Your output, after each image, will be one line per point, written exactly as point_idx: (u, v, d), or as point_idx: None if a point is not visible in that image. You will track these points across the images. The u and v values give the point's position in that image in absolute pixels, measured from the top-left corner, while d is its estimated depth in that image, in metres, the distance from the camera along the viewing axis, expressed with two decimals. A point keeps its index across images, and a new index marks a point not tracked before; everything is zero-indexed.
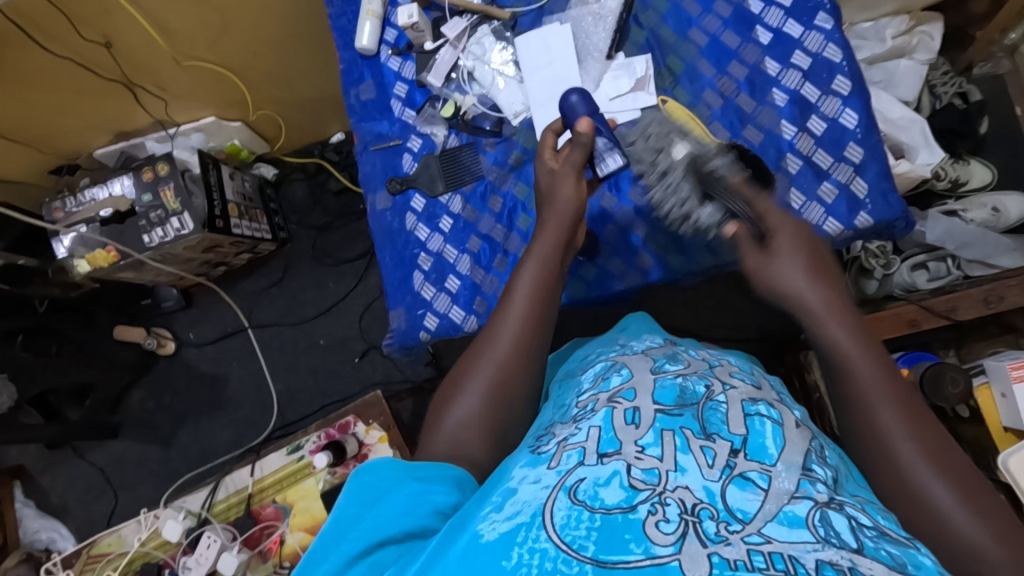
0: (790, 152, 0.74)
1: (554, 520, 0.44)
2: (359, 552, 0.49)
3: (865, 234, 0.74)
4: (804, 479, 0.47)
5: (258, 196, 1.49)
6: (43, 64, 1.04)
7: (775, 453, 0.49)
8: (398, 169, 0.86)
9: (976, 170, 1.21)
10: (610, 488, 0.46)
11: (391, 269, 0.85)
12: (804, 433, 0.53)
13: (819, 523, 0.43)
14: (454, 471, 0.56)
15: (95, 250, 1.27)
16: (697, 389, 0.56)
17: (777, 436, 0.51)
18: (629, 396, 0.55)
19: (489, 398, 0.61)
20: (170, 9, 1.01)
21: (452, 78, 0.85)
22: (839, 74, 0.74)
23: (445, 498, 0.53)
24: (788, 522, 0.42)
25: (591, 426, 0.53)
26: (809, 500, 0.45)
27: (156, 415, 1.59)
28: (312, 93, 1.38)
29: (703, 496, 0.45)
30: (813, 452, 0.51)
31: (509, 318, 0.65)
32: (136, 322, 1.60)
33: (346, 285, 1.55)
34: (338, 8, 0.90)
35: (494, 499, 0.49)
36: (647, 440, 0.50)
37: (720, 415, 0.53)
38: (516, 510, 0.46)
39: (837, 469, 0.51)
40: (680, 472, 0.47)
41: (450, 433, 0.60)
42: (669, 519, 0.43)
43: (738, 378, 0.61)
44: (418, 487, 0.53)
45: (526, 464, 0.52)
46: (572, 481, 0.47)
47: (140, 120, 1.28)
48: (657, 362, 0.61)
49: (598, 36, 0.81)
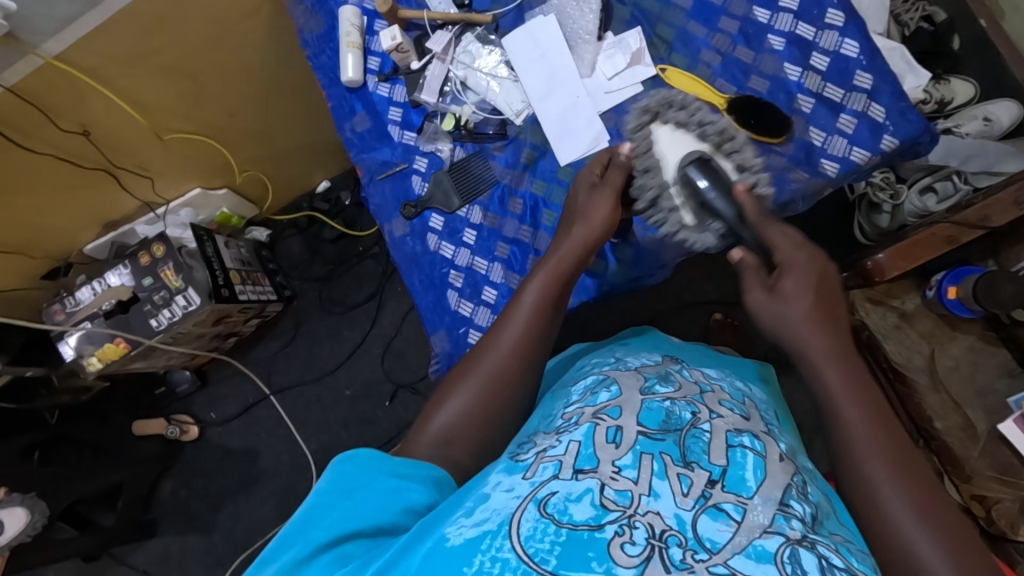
0: (799, 93, 0.74)
1: (520, 531, 0.47)
2: (328, 541, 0.51)
3: (891, 158, 0.73)
4: (778, 515, 0.49)
5: (255, 259, 1.46)
6: (24, 166, 1.00)
7: (752, 487, 0.51)
8: (410, 193, 0.84)
9: (958, 86, 1.23)
10: (581, 505, 0.48)
11: (422, 293, 0.82)
12: (786, 467, 0.56)
13: (787, 559, 0.45)
14: (434, 471, 0.57)
15: (104, 344, 1.23)
16: (683, 415, 0.58)
17: (758, 468, 0.53)
18: (613, 414, 0.57)
19: (479, 405, 0.61)
20: (143, 83, 1.00)
21: (446, 91, 0.83)
22: (829, 8, 0.74)
23: (420, 498, 0.54)
24: (755, 557, 0.45)
25: (572, 440, 0.55)
26: (780, 536, 0.47)
27: (192, 503, 1.52)
28: (294, 144, 1.36)
29: (673, 523, 0.47)
30: (793, 487, 0.53)
31: (512, 330, 0.64)
32: (154, 413, 1.55)
33: (361, 329, 1.53)
34: (315, 48, 0.88)
35: (466, 504, 0.51)
36: (625, 461, 0.52)
37: (702, 443, 0.55)
38: (485, 517, 0.49)
39: (816, 505, 0.54)
40: (653, 496, 0.49)
41: (436, 429, 0.61)
42: (635, 542, 0.46)
43: (728, 406, 0.62)
44: (395, 483, 0.54)
45: (502, 471, 0.54)
46: (543, 493, 0.49)
47: (126, 205, 1.25)
48: (647, 381, 0.62)
49: (586, 18, 0.79)
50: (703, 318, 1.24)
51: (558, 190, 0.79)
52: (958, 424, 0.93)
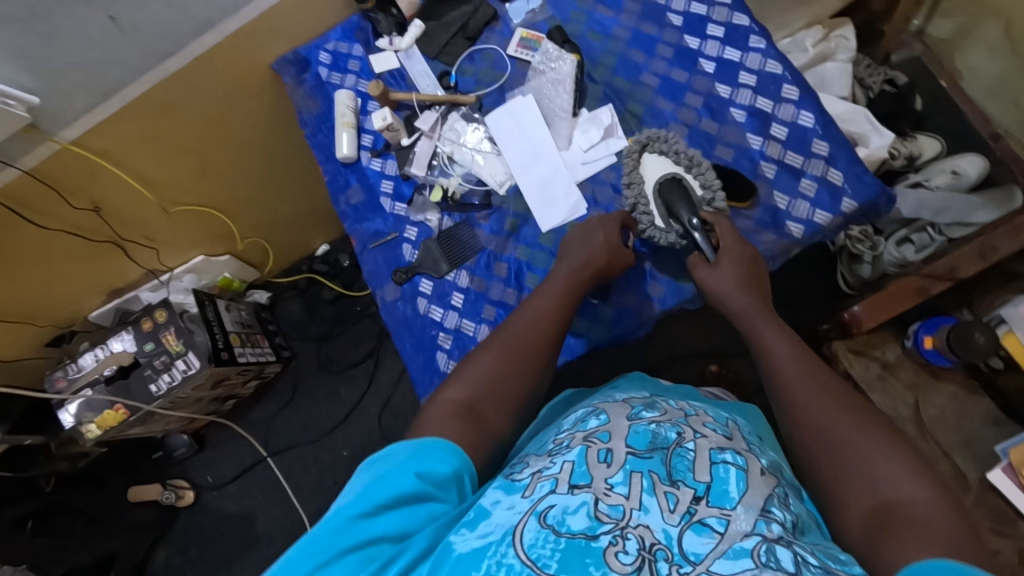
0: (762, 160, 0.79)
1: (522, 540, 0.48)
2: (352, 544, 0.50)
3: (853, 217, 0.77)
4: (759, 520, 0.50)
5: (255, 321, 1.50)
6: (35, 242, 1.05)
7: (735, 498, 0.52)
8: (401, 260, 0.88)
9: (925, 142, 1.29)
10: (578, 516, 0.49)
11: (413, 356, 0.85)
12: (768, 480, 0.56)
13: (762, 552, 0.46)
14: (456, 468, 0.57)
15: (103, 411, 1.25)
16: (668, 435, 0.58)
17: (740, 481, 0.53)
18: (604, 437, 0.57)
19: (499, 368, 0.67)
20: (152, 162, 1.06)
21: (434, 165, 0.89)
22: (785, 84, 0.80)
23: (441, 505, 0.54)
24: (733, 556, 0.46)
25: (565, 460, 0.55)
26: (757, 536, 0.48)
27: (185, 572, 1.49)
28: (295, 211, 1.43)
29: (661, 537, 0.48)
30: (775, 497, 0.54)
31: (524, 323, 0.71)
32: (151, 478, 1.55)
33: (358, 389, 1.54)
34: (313, 126, 0.95)
35: (469, 516, 0.52)
36: (617, 479, 0.52)
37: (687, 462, 0.55)
38: (489, 530, 0.50)
39: (798, 516, 0.54)
40: (643, 511, 0.50)
41: (451, 402, 0.63)
42: (628, 551, 0.47)
43: (711, 428, 0.62)
44: (420, 486, 0.54)
45: (500, 489, 0.54)
46: (543, 506, 0.50)
47: (131, 273, 1.29)
48: (634, 409, 0.63)
49: (562, 97, 0.85)
50: (696, 369, 1.26)
51: (541, 255, 0.83)
52: (949, 474, 0.93)
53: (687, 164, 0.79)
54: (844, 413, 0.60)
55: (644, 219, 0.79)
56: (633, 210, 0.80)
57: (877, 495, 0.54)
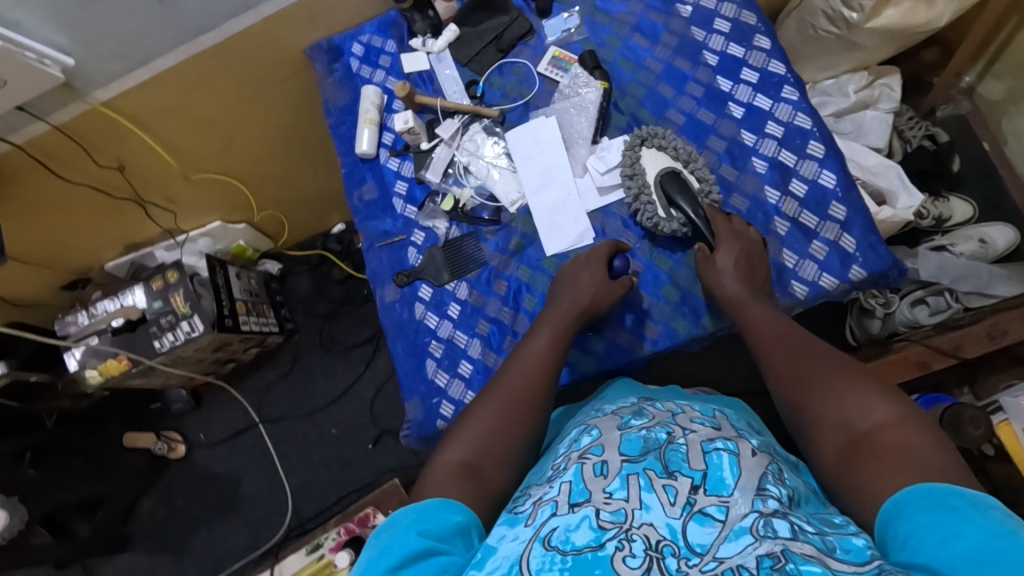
0: (777, 216, 0.78)
1: (529, 566, 0.45)
2: None
3: (861, 286, 0.76)
4: (756, 499, 0.48)
5: (263, 290, 1.52)
6: (57, 192, 1.08)
7: (733, 483, 0.49)
8: (405, 262, 0.88)
9: (957, 206, 1.25)
10: (580, 531, 0.46)
11: (403, 359, 0.86)
12: (761, 460, 0.54)
13: (761, 528, 0.45)
14: (459, 520, 0.54)
15: (106, 360, 1.29)
16: (659, 436, 0.55)
17: (734, 466, 0.51)
18: (597, 451, 0.55)
19: (496, 422, 0.64)
20: (180, 130, 1.08)
21: (450, 173, 0.90)
22: (811, 139, 0.79)
23: (449, 558, 0.50)
24: (735, 537, 0.45)
25: (562, 482, 0.52)
26: (754, 513, 0.47)
27: (168, 523, 1.54)
28: (314, 189, 1.44)
29: (666, 533, 0.46)
30: (769, 474, 0.52)
31: (524, 366, 0.70)
32: (146, 427, 1.59)
33: (354, 371, 1.57)
34: (337, 117, 0.95)
35: (476, 557, 0.49)
36: (614, 486, 0.50)
37: (681, 454, 0.53)
38: (496, 566, 0.46)
39: (795, 489, 0.53)
40: (644, 509, 0.48)
41: (455, 462, 0.61)
42: (634, 554, 0.44)
43: (699, 422, 0.60)
44: (424, 543, 0.51)
45: (504, 524, 0.51)
46: (546, 530, 0.48)
47: (149, 231, 1.32)
48: (623, 418, 0.61)
49: (582, 124, 0.86)
50: None
51: (541, 278, 0.83)
52: None
53: (685, 159, 0.80)
54: (815, 364, 0.63)
55: (646, 211, 0.79)
56: (636, 201, 0.80)
57: (850, 429, 0.56)
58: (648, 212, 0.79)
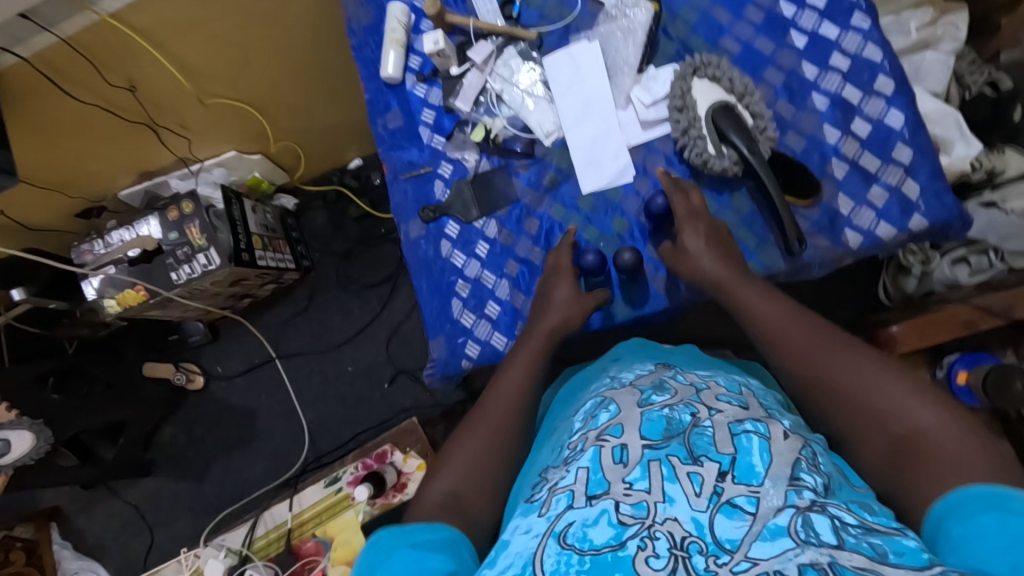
0: (835, 157, 0.72)
1: (543, 568, 0.43)
2: None
3: (920, 237, 0.71)
4: (790, 491, 0.45)
5: (280, 226, 1.49)
6: (68, 111, 1.03)
7: (762, 471, 0.46)
8: (431, 197, 0.84)
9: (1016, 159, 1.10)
10: (599, 527, 0.45)
11: (428, 298, 0.83)
12: (794, 443, 0.50)
13: (800, 528, 0.42)
14: (445, 533, 0.53)
15: (124, 290, 1.27)
16: (683, 417, 0.52)
17: (764, 452, 0.48)
18: (616, 433, 0.52)
19: (488, 447, 0.62)
20: (194, 48, 1.02)
21: (481, 101, 0.84)
22: (880, 74, 0.72)
23: (443, 562, 0.49)
24: (770, 537, 0.42)
25: (579, 467, 0.50)
26: (790, 507, 0.43)
27: (188, 450, 1.58)
28: (331, 120, 1.37)
29: (692, 528, 0.44)
30: (803, 461, 0.48)
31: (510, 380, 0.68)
32: (165, 358, 1.61)
33: (371, 310, 1.55)
34: (360, 38, 0.87)
35: (491, 554, 0.48)
36: (634, 475, 0.48)
37: (707, 437, 0.50)
38: (508, 564, 0.45)
39: (830, 475, 0.49)
40: (668, 502, 0.46)
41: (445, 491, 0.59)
42: (658, 554, 0.43)
43: (725, 402, 0.56)
44: (416, 554, 0.50)
45: (520, 514, 0.50)
46: (561, 525, 0.46)
47: (163, 159, 1.28)
48: (643, 394, 0.57)
49: (629, 50, 0.79)
50: None
51: (575, 218, 0.79)
52: None
53: (740, 92, 0.74)
54: (805, 329, 0.61)
55: (694, 147, 0.73)
56: (684, 135, 0.74)
57: (887, 430, 0.53)
58: (697, 148, 0.73)
